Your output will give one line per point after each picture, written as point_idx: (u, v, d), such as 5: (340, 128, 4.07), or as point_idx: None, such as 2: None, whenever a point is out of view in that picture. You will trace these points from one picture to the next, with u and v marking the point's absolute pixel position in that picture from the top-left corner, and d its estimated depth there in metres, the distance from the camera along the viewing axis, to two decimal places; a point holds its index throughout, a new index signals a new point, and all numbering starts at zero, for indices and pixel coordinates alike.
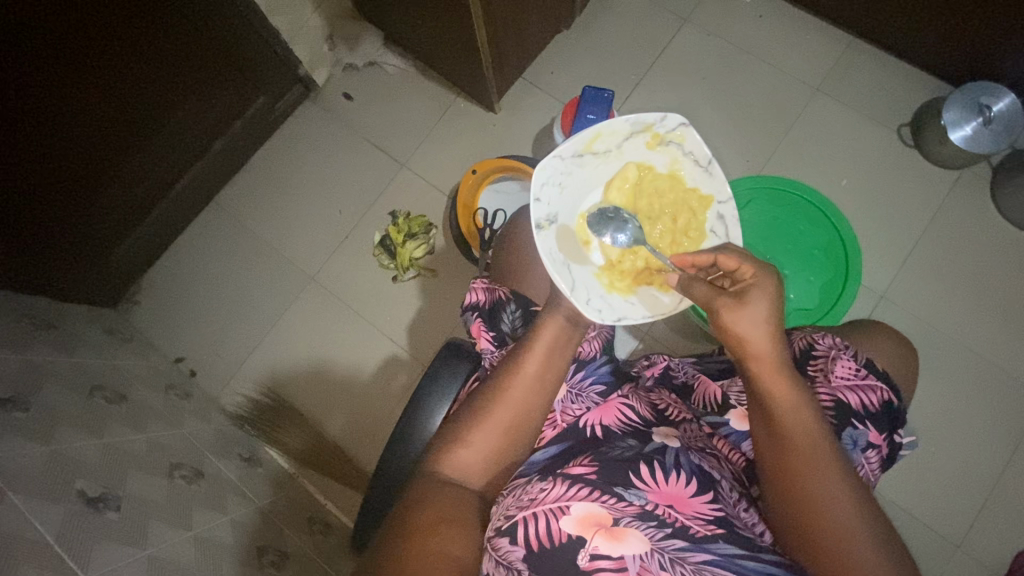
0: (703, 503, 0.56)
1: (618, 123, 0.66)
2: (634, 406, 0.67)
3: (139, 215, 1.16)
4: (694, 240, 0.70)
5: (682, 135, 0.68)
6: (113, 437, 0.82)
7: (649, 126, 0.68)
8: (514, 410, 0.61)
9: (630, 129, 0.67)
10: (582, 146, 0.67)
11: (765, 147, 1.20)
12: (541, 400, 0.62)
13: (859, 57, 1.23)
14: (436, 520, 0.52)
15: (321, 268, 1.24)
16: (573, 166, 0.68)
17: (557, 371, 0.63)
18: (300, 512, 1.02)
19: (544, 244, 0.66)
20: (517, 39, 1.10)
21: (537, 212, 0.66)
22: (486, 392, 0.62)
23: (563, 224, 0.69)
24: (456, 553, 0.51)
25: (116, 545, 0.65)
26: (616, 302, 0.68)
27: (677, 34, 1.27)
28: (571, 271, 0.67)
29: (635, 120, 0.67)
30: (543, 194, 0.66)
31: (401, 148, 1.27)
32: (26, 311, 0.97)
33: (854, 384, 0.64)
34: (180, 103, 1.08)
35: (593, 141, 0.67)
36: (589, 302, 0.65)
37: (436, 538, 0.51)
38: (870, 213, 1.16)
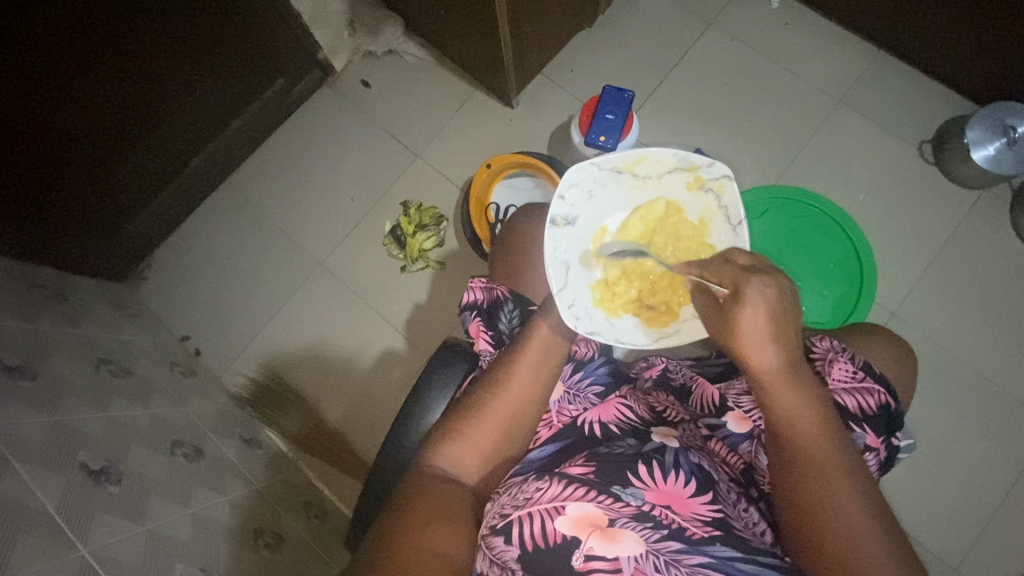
0: (702, 505, 0.55)
1: (666, 153, 0.67)
2: (633, 406, 0.68)
3: (152, 192, 1.17)
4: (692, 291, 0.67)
5: (723, 187, 0.67)
6: (117, 411, 0.83)
7: (695, 167, 0.67)
8: (509, 406, 0.62)
9: (675, 164, 0.68)
10: (624, 165, 0.68)
11: (784, 156, 1.19)
12: (536, 396, 0.63)
13: (885, 71, 1.21)
14: (429, 519, 0.53)
15: (330, 254, 1.24)
16: (608, 179, 0.68)
17: (552, 368, 0.65)
18: (296, 495, 1.02)
19: (553, 241, 0.67)
20: (539, 34, 1.09)
21: (558, 209, 0.68)
22: (483, 388, 0.63)
23: (577, 231, 0.69)
24: (447, 550, 0.51)
25: (115, 519, 0.65)
26: (598, 318, 0.67)
27: (701, 38, 1.25)
28: (568, 273, 0.67)
29: (682, 157, 0.67)
30: (569, 195, 0.67)
31: (416, 138, 1.27)
32: (36, 281, 0.97)
33: (851, 384, 0.62)
34: (198, 82, 1.08)
35: (635, 163, 0.68)
36: (570, 308, 0.65)
37: (429, 533, 0.52)
38: (887, 229, 1.15)
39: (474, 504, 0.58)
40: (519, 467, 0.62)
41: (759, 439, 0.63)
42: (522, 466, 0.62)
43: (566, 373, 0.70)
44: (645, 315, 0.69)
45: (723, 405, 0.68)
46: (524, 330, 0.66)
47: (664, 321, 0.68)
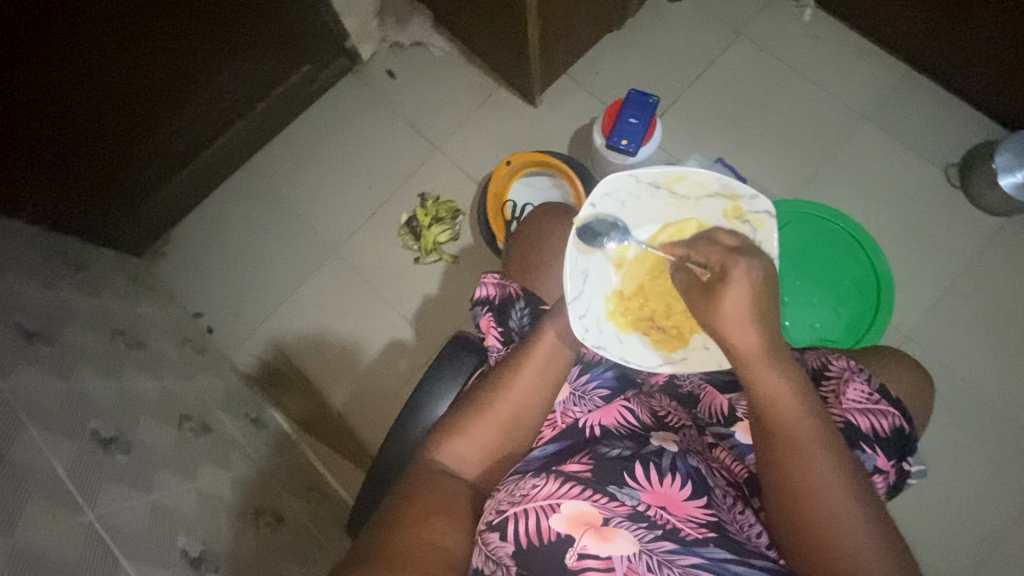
0: (697, 508, 0.55)
1: (709, 176, 0.68)
2: (635, 410, 0.66)
3: (174, 170, 1.18)
4: None
5: (760, 222, 0.67)
6: (129, 381, 0.84)
7: (736, 196, 0.68)
8: (512, 408, 0.62)
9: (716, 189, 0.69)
10: (664, 180, 0.69)
11: (805, 170, 1.18)
12: (540, 400, 0.63)
13: (914, 90, 1.19)
14: (426, 513, 0.54)
15: (345, 241, 1.25)
16: (644, 192, 0.69)
17: (557, 373, 0.65)
18: (298, 477, 1.03)
19: (577, 245, 0.68)
20: (566, 33, 1.09)
21: (588, 213, 0.68)
22: (487, 388, 0.64)
23: (604, 240, 0.69)
24: (441, 544, 0.52)
25: (122, 488, 0.67)
26: (607, 332, 0.67)
27: (729, 46, 1.24)
28: (585, 281, 0.68)
29: (724, 183, 0.68)
30: (602, 202, 0.68)
31: (438, 131, 1.27)
32: (58, 250, 0.99)
33: (865, 406, 0.62)
34: (225, 63, 1.09)
35: (676, 181, 0.69)
36: (581, 318, 0.65)
37: (427, 528, 0.52)
38: (906, 250, 1.13)
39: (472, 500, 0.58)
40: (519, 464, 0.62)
41: None
42: (522, 463, 0.62)
43: (573, 375, 0.69)
44: (654, 337, 0.68)
45: (732, 415, 0.67)
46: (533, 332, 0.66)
47: (673, 346, 0.68)
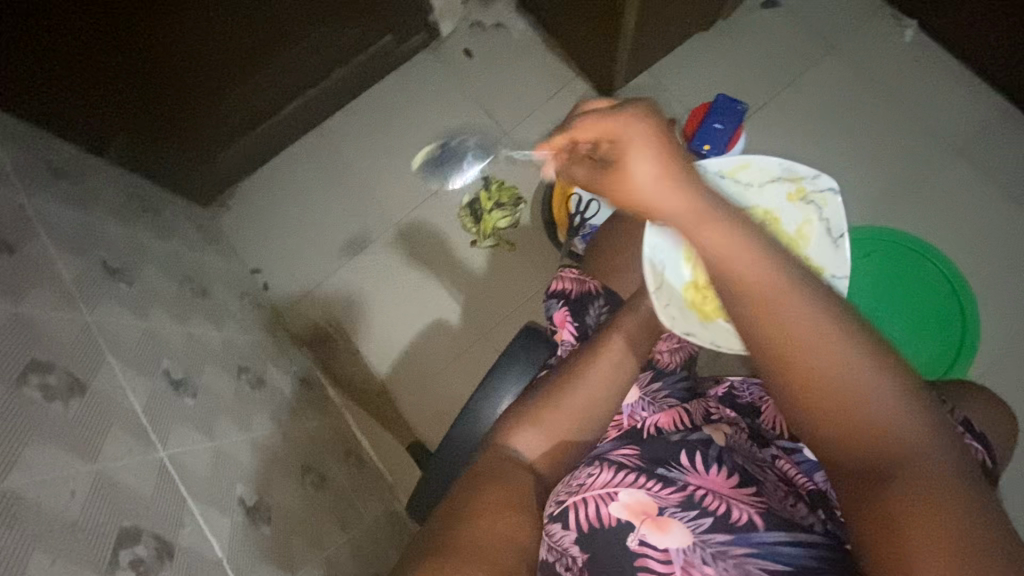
0: (746, 494, 0.52)
1: (769, 164, 0.68)
2: (694, 411, 0.63)
3: (250, 128, 1.20)
4: None
5: (824, 200, 0.68)
6: (196, 328, 0.86)
7: (798, 178, 0.68)
8: (586, 399, 0.61)
9: (776, 173, 0.68)
10: (727, 170, 0.68)
11: (886, 197, 1.13)
12: (612, 393, 0.62)
13: (1015, 126, 1.13)
14: (497, 502, 0.52)
15: (404, 215, 1.25)
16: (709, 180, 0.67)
17: (631, 370, 0.65)
18: (338, 441, 1.05)
19: (650, 235, 0.65)
20: (657, 30, 1.06)
21: None
22: (559, 378, 0.63)
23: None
24: (515, 535, 0.50)
25: (189, 430, 0.69)
26: (690, 320, 0.66)
27: (819, 60, 1.20)
28: (664, 271, 0.66)
29: (785, 167, 0.68)
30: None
31: (509, 116, 1.26)
32: (136, 193, 1.02)
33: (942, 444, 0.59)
34: (311, 28, 1.10)
35: (738, 170, 0.68)
36: (666, 307, 0.65)
37: (502, 518, 0.51)
38: (987, 292, 1.08)
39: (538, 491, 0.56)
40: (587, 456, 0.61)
41: None
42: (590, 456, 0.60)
43: (641, 380, 0.67)
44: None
45: None
46: (605, 330, 0.67)
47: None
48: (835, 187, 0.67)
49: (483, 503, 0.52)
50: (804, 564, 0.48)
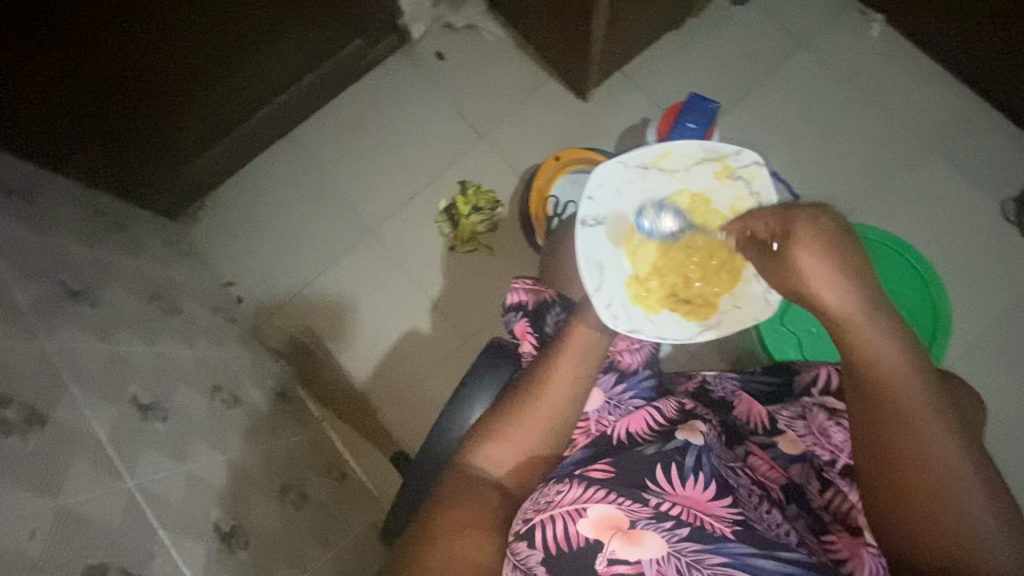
0: (723, 508, 0.53)
1: (688, 146, 0.72)
2: (663, 408, 0.65)
3: (217, 138, 1.17)
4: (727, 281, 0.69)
5: (751, 174, 0.71)
6: (165, 348, 0.83)
7: (721, 157, 0.72)
8: (546, 410, 0.61)
9: (700, 156, 0.73)
10: (650, 160, 0.73)
11: (858, 191, 1.15)
12: (572, 399, 0.62)
13: (980, 118, 1.15)
14: (460, 524, 0.54)
15: (380, 223, 1.24)
16: (635, 176, 0.73)
17: (589, 370, 0.63)
18: (320, 455, 1.03)
19: (585, 241, 0.70)
20: (628, 29, 1.06)
21: (587, 209, 0.71)
22: (519, 390, 0.63)
23: (613, 226, 0.72)
24: (475, 560, 0.52)
25: (159, 456, 0.66)
26: (637, 315, 0.68)
27: (790, 56, 1.21)
28: (603, 271, 0.69)
29: (707, 149, 0.72)
30: (598, 193, 0.71)
31: (483, 119, 1.25)
32: (98, 209, 0.99)
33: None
34: (277, 35, 1.08)
35: (660, 158, 0.73)
36: (609, 306, 0.67)
37: (461, 541, 0.53)
38: (956, 282, 1.10)
39: (506, 508, 0.58)
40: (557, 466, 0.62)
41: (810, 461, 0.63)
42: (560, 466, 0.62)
43: (607, 384, 0.69)
44: (684, 311, 0.69)
45: (774, 427, 0.66)
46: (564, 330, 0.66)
47: (703, 314, 0.69)
48: (757, 159, 0.70)
49: (448, 529, 0.53)
50: None
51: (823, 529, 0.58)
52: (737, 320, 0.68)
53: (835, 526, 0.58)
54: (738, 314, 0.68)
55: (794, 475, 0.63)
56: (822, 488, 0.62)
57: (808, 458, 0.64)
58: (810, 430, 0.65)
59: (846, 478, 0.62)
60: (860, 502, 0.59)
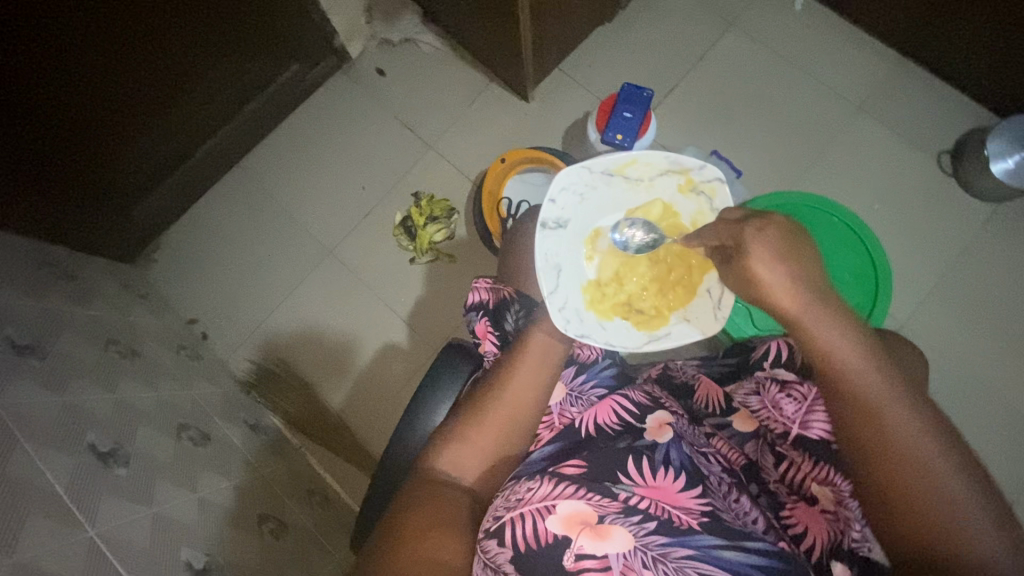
0: (691, 498, 0.50)
1: (655, 157, 0.65)
2: (631, 396, 0.62)
3: (163, 174, 1.16)
4: (681, 296, 0.67)
5: (714, 189, 0.65)
6: (125, 392, 0.81)
7: (685, 169, 0.65)
8: (509, 411, 0.59)
9: (667, 166, 0.66)
10: (616, 168, 0.67)
11: (799, 161, 1.18)
12: (535, 400, 0.60)
13: (906, 79, 1.19)
14: (428, 526, 0.50)
15: (339, 243, 1.23)
16: (600, 183, 0.67)
17: (552, 371, 0.62)
18: (298, 482, 1.02)
19: (543, 245, 0.66)
20: (558, 27, 1.08)
21: (548, 212, 0.66)
22: (481, 392, 0.61)
23: (571, 232, 0.68)
24: (445, 562, 0.48)
25: (123, 501, 0.64)
26: (590, 320, 0.66)
27: (721, 37, 1.24)
28: (559, 276, 0.66)
29: (673, 160, 0.65)
30: (560, 198, 0.66)
31: (430, 130, 1.26)
32: (46, 260, 0.97)
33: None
34: (213, 65, 1.07)
35: (626, 166, 0.66)
36: (561, 309, 0.63)
37: (425, 543, 0.49)
38: (900, 239, 1.14)
39: (472, 507, 0.55)
40: (519, 469, 0.59)
41: (765, 438, 0.63)
42: (522, 468, 0.58)
43: (568, 376, 0.66)
44: (635, 320, 0.68)
45: (729, 406, 0.66)
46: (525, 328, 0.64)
47: (654, 324, 0.67)
48: (720, 177, 0.63)
49: (415, 532, 0.50)
50: (745, 571, 0.45)
51: (781, 507, 0.58)
52: (685, 332, 0.66)
53: (790, 499, 0.59)
54: (688, 327, 0.66)
55: (748, 453, 0.63)
56: (777, 463, 0.61)
57: (761, 434, 0.64)
58: (764, 405, 0.63)
59: (800, 450, 0.60)
60: (813, 470, 0.58)
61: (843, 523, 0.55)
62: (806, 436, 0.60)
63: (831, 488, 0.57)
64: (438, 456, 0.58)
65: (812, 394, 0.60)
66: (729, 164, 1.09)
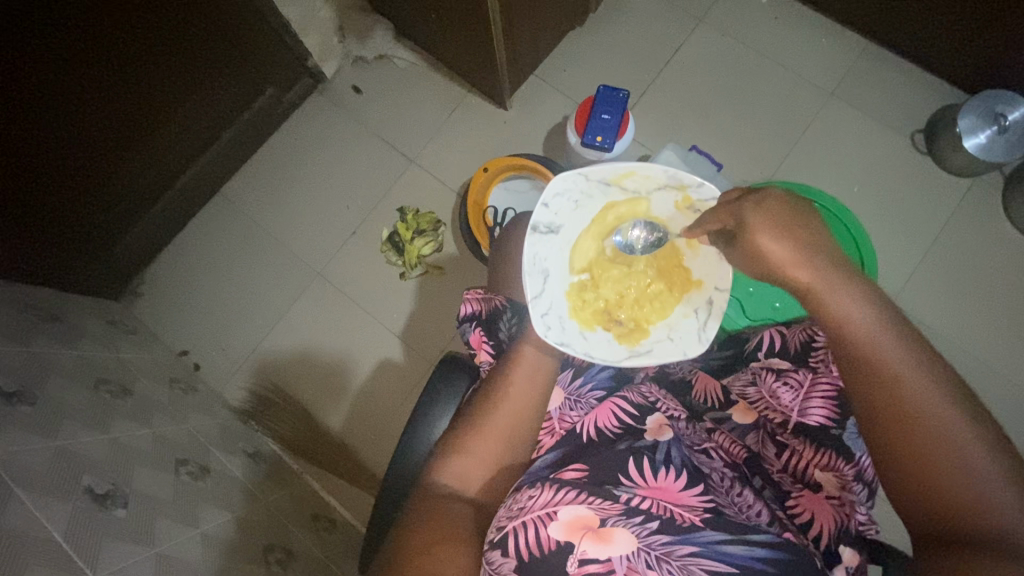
0: (693, 495, 0.51)
1: (656, 170, 0.61)
2: (629, 397, 0.62)
3: (143, 206, 1.15)
4: (662, 311, 0.66)
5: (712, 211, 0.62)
6: (120, 431, 0.79)
7: (684, 185, 0.61)
8: (507, 420, 0.59)
9: (665, 180, 0.62)
10: (613, 178, 0.63)
11: (777, 150, 1.20)
12: (533, 408, 0.60)
13: (874, 62, 1.22)
14: (432, 541, 0.50)
15: (327, 263, 1.23)
16: (596, 191, 0.63)
17: (546, 378, 0.62)
18: (302, 508, 1.01)
19: (532, 249, 0.63)
20: (531, 33, 1.09)
21: (541, 216, 0.62)
22: (478, 404, 0.61)
23: (561, 238, 0.65)
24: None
25: (124, 544, 0.63)
26: (571, 329, 0.63)
27: (691, 34, 1.25)
28: (546, 282, 0.63)
29: (672, 175, 0.61)
30: (554, 203, 0.62)
31: (410, 144, 1.26)
32: (28, 303, 0.95)
33: (833, 394, 0.60)
34: (187, 94, 1.07)
35: (625, 177, 0.62)
36: (543, 316, 0.62)
37: (431, 559, 0.48)
38: (881, 219, 1.16)
39: (479, 518, 0.54)
40: (522, 479, 0.58)
41: (765, 429, 0.62)
42: (524, 478, 0.58)
43: (566, 380, 0.66)
44: (616, 332, 0.66)
45: (727, 398, 0.65)
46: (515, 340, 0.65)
47: (634, 339, 0.65)
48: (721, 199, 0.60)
49: (421, 548, 0.49)
50: (749, 565, 0.45)
51: (786, 495, 0.58)
52: (667, 350, 0.63)
53: (795, 487, 0.59)
54: (670, 346, 0.64)
55: (751, 445, 0.62)
56: (779, 452, 0.61)
57: (762, 424, 0.63)
58: (762, 395, 0.64)
59: (800, 437, 0.61)
60: (815, 459, 0.59)
61: (846, 506, 0.57)
62: (805, 423, 0.61)
63: (835, 474, 0.58)
64: (440, 471, 0.57)
65: (807, 381, 0.62)
66: (709, 158, 1.10)
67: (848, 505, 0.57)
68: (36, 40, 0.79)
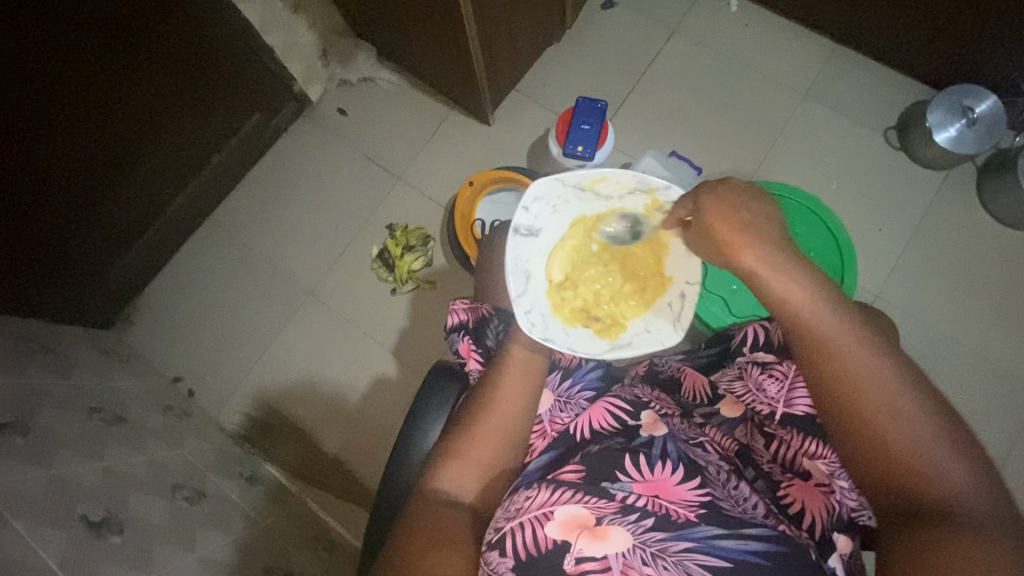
0: (689, 490, 0.51)
1: (627, 174, 0.66)
2: (620, 396, 0.63)
3: (132, 234, 1.16)
4: (638, 306, 0.68)
5: None
6: (114, 459, 0.79)
7: (653, 190, 0.66)
8: (498, 424, 0.60)
9: (635, 185, 0.66)
10: (587, 183, 0.67)
11: (755, 152, 1.22)
12: (521, 413, 0.61)
13: (845, 63, 1.25)
14: (429, 548, 0.50)
15: (319, 282, 1.24)
16: (571, 196, 0.67)
17: (533, 384, 0.63)
18: (300, 529, 1.00)
19: (515, 250, 0.66)
20: (509, 48, 1.11)
21: (522, 220, 0.66)
22: (470, 411, 0.61)
23: (541, 240, 0.67)
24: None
25: (120, 569, 0.62)
26: (554, 326, 0.65)
27: (666, 44, 1.29)
28: (529, 280, 0.66)
29: (642, 179, 0.66)
30: (533, 207, 0.65)
31: (397, 162, 1.29)
32: (21, 336, 0.95)
33: None
34: (175, 119, 1.09)
35: (598, 182, 0.66)
36: (528, 315, 0.64)
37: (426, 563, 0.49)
38: (861, 214, 1.18)
39: (477, 525, 0.55)
40: (517, 484, 0.56)
41: (752, 421, 0.64)
42: (520, 480, 0.57)
43: (554, 383, 0.67)
44: (595, 328, 0.67)
45: (715, 393, 0.67)
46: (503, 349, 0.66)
47: (614, 333, 0.67)
48: None
49: (415, 556, 0.49)
50: (744, 559, 0.46)
51: (777, 486, 0.58)
52: (645, 342, 0.66)
53: (785, 477, 0.59)
54: (648, 338, 0.66)
55: (739, 438, 0.63)
56: (767, 443, 0.62)
57: (749, 417, 0.64)
58: (748, 389, 0.64)
59: (788, 427, 0.61)
60: (804, 446, 0.59)
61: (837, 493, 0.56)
62: (792, 413, 0.61)
63: (823, 462, 0.58)
64: (434, 480, 0.58)
65: (791, 372, 0.61)
66: (689, 162, 1.13)
67: (839, 492, 0.56)
68: (17, 71, 0.80)
